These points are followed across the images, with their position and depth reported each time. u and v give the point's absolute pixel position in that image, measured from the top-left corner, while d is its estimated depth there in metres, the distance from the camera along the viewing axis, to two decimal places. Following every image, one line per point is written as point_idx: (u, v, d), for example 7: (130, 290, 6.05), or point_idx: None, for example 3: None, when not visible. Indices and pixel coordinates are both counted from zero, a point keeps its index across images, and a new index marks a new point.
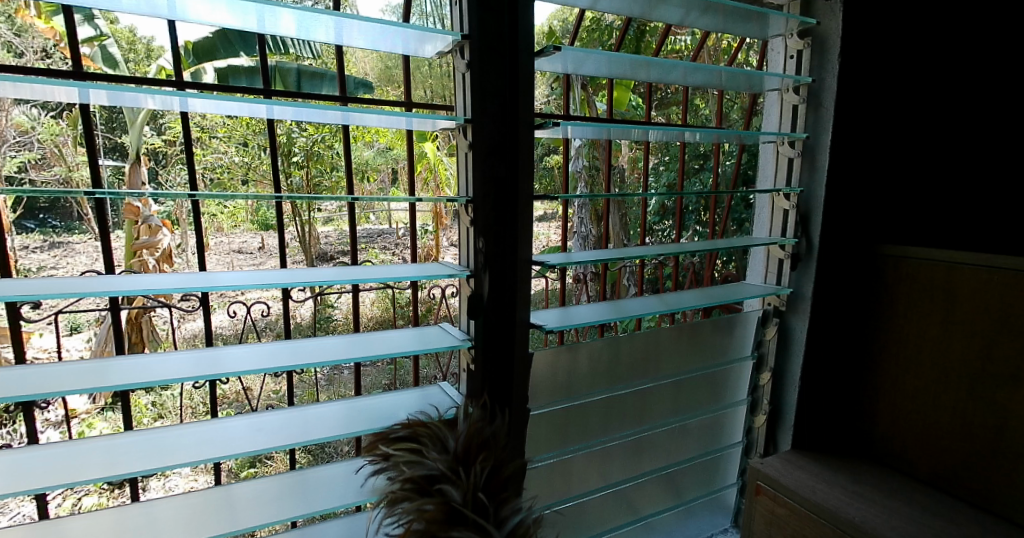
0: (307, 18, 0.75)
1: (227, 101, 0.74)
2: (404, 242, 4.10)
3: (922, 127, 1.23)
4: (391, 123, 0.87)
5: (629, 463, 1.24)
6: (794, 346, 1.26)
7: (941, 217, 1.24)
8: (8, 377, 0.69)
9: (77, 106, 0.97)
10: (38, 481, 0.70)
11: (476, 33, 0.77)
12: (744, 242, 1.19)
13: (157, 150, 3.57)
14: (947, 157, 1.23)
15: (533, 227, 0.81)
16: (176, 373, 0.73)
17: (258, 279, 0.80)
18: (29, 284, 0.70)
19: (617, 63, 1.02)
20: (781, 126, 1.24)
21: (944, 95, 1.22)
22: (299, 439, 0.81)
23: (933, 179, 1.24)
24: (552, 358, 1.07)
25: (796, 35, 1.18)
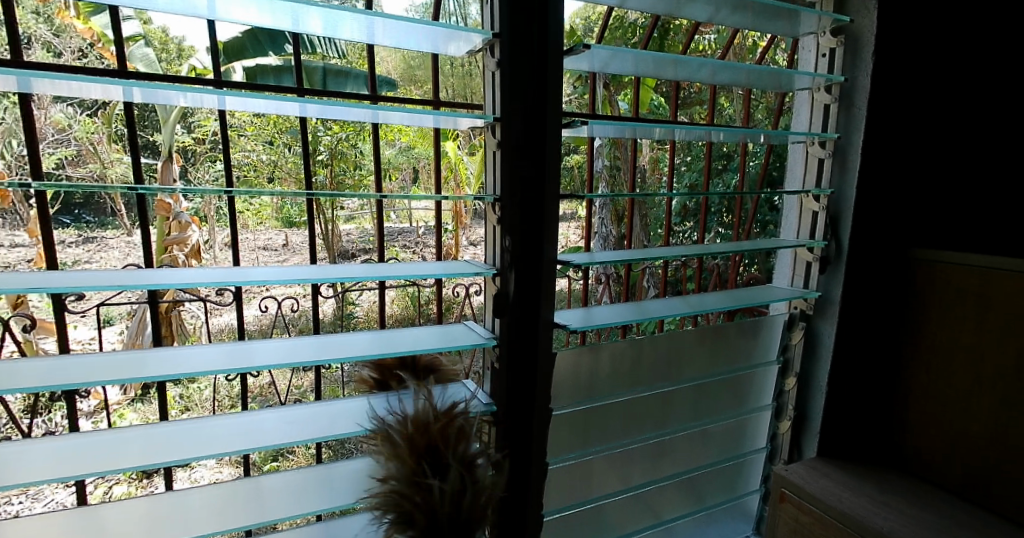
0: (337, 17, 0.76)
1: (260, 99, 0.75)
2: (424, 241, 4.13)
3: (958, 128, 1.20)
4: (418, 121, 0.88)
5: (650, 466, 1.23)
6: (822, 351, 1.23)
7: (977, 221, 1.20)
8: (50, 366, 0.71)
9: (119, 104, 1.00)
10: (79, 467, 0.72)
11: (507, 31, 0.77)
12: (771, 244, 1.17)
13: (187, 148, 3.65)
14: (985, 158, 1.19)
15: (558, 226, 0.81)
16: (207, 366, 0.75)
17: (287, 275, 0.81)
18: (72, 276, 0.73)
19: (643, 62, 1.02)
20: (811, 127, 1.22)
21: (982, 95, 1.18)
22: (325, 433, 0.82)
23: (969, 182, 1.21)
24: (574, 358, 1.07)
25: (829, 33, 1.16)
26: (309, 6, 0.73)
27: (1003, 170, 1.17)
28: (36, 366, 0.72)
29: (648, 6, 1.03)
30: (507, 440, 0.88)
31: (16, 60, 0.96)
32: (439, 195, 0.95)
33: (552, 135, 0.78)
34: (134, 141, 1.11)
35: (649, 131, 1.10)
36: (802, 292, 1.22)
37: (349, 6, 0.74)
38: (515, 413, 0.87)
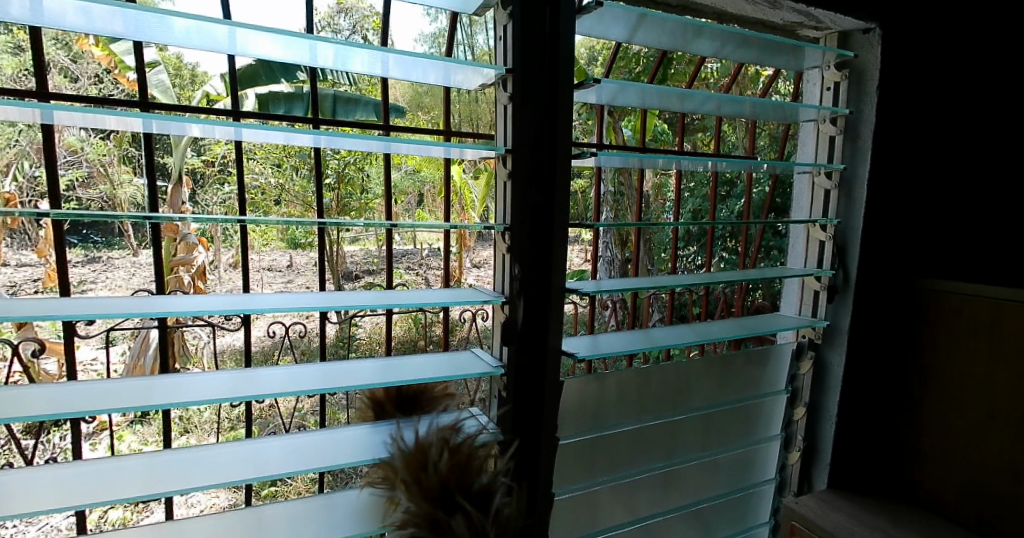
0: (352, 52, 0.78)
1: (275, 130, 0.76)
2: (428, 263, 4.15)
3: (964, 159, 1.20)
4: (428, 152, 0.89)
5: (655, 498, 1.21)
6: (831, 381, 1.21)
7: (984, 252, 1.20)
8: (59, 394, 0.71)
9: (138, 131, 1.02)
10: (81, 497, 0.70)
11: (520, 65, 0.79)
12: (779, 273, 1.17)
13: (196, 170, 3.70)
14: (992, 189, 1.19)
15: (567, 256, 0.81)
16: (215, 395, 0.74)
17: (297, 303, 0.81)
18: (86, 303, 0.73)
19: (651, 95, 1.03)
20: (817, 157, 1.22)
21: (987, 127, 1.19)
22: (328, 463, 0.80)
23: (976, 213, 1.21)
24: (581, 386, 1.06)
25: (833, 66, 1.17)
26: (324, 42, 0.74)
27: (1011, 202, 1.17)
28: (45, 392, 0.71)
29: (655, 40, 1.05)
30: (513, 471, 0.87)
31: (35, 87, 0.98)
32: (449, 223, 0.95)
33: (562, 165, 0.79)
34: (152, 168, 1.12)
35: (656, 161, 1.11)
36: (810, 322, 1.21)
37: (364, 43, 0.75)
38: (522, 443, 0.86)
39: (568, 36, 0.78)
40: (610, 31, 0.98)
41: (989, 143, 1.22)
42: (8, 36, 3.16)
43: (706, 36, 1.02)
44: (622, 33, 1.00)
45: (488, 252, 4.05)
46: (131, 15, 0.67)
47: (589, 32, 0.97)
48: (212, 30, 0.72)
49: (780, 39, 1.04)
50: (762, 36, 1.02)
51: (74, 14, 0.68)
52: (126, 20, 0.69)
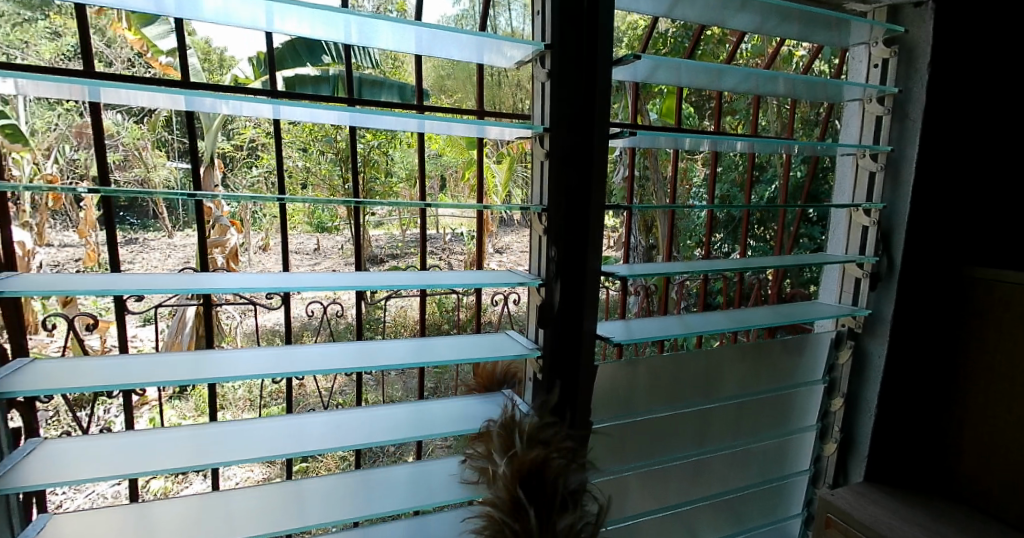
0: (389, 28, 0.77)
1: (315, 108, 0.77)
2: (451, 248, 4.16)
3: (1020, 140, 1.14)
4: (464, 130, 0.88)
5: (686, 486, 1.20)
6: (871, 372, 1.18)
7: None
8: (111, 365, 0.73)
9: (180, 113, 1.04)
10: (128, 465, 0.72)
11: (558, 41, 0.77)
12: (819, 259, 1.13)
13: (226, 154, 3.76)
14: None
15: (604, 237, 0.79)
16: (257, 370, 0.76)
17: (336, 282, 0.82)
18: (135, 279, 0.75)
19: (690, 72, 1.00)
20: (862, 139, 1.18)
21: None
22: (365, 440, 0.81)
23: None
24: (613, 371, 1.05)
25: (881, 43, 1.12)
26: (363, 18, 0.74)
27: None
28: (95, 365, 0.73)
29: (693, 16, 1.01)
30: None
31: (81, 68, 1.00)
32: (483, 204, 0.95)
33: (599, 144, 0.77)
34: (195, 149, 1.14)
35: (690, 141, 1.08)
36: (850, 310, 1.17)
37: (403, 18, 0.75)
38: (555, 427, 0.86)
39: (607, 10, 0.75)
40: (647, 7, 0.95)
41: None
42: (46, 22, 3.24)
43: (748, 10, 0.98)
44: (662, 8, 0.96)
45: (511, 236, 4.04)
46: None
47: (629, 7, 0.94)
48: (250, 5, 0.72)
49: (827, 12, 0.99)
50: (807, 8, 0.98)
51: None
52: None
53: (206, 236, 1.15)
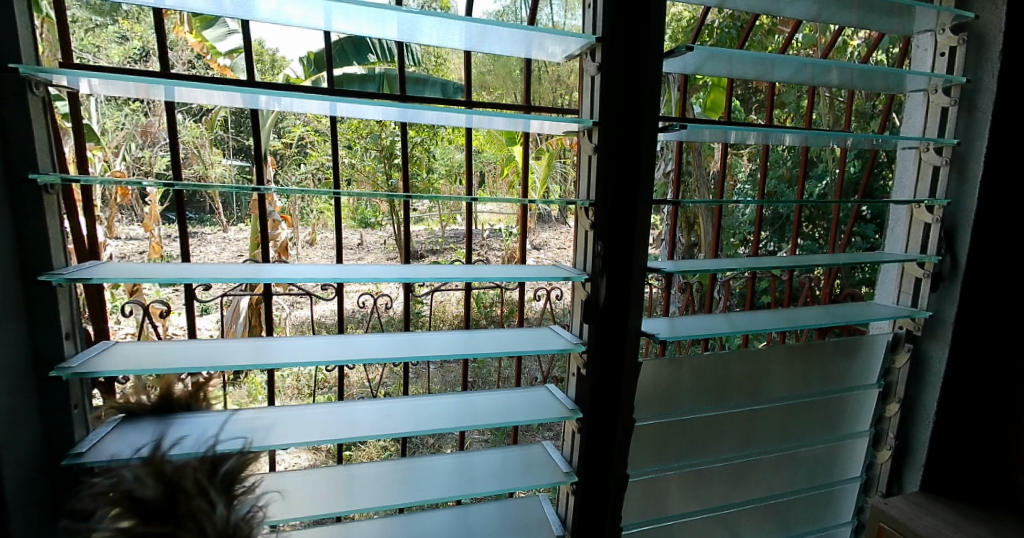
0: (441, 24, 0.79)
1: (369, 105, 0.79)
2: (490, 244, 4.19)
3: None
4: (511, 125, 0.89)
5: (730, 488, 1.17)
6: (930, 377, 1.12)
7: None
8: (181, 349, 0.78)
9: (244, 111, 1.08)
10: (193, 444, 0.76)
11: (609, 35, 0.77)
12: (875, 258, 1.09)
13: (276, 151, 3.91)
14: None
15: (651, 232, 0.79)
16: (313, 357, 0.79)
17: (388, 273, 0.85)
18: (203, 268, 0.79)
19: (743, 63, 0.97)
20: (925, 132, 1.12)
21: None
22: (413, 428, 0.83)
23: None
24: (657, 369, 1.04)
25: (948, 30, 1.06)
26: (417, 15, 0.75)
27: None
28: (165, 349, 0.78)
29: (746, 6, 0.99)
30: (589, 452, 0.87)
31: None
32: (527, 199, 0.96)
33: (648, 138, 0.76)
34: (258, 147, 1.19)
35: (740, 134, 1.05)
36: (908, 311, 1.12)
37: (455, 15, 0.76)
38: (598, 423, 0.86)
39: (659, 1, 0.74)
40: None
41: None
42: (115, 27, 3.44)
43: None
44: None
45: (548, 233, 4.05)
46: None
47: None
48: (311, 6, 0.74)
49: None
50: None
51: None
52: None
53: (266, 230, 1.20)
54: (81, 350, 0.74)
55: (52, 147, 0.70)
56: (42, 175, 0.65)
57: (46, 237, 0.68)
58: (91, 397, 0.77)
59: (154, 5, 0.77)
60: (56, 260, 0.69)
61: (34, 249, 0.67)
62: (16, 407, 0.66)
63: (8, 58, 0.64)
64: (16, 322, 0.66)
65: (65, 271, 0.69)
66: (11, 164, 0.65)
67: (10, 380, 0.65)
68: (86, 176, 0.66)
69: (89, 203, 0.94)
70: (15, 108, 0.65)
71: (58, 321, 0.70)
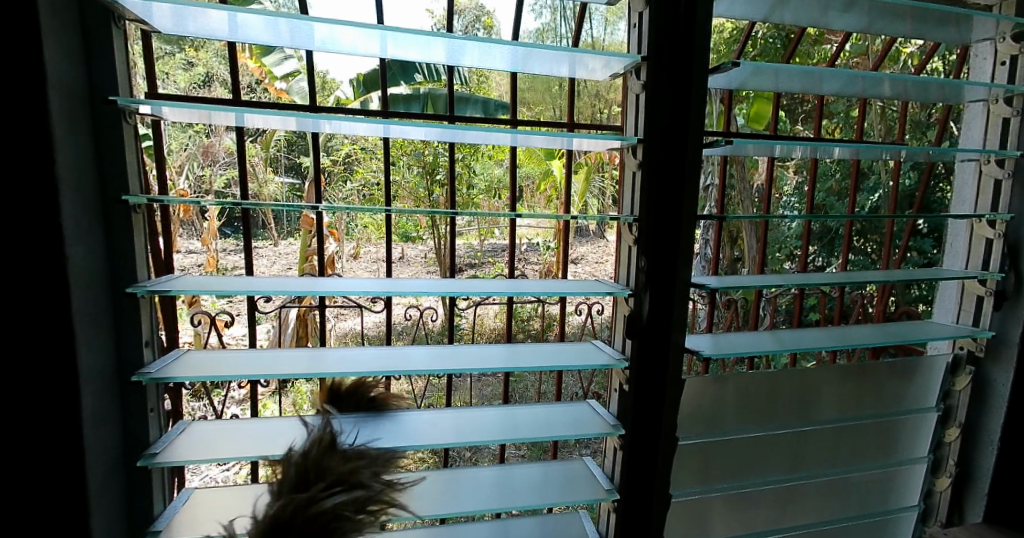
0: (489, 48, 0.81)
1: (421, 127, 0.82)
2: (527, 258, 4.23)
3: None
4: (554, 143, 0.91)
5: (776, 513, 1.14)
6: (994, 401, 1.07)
7: None
8: (241, 358, 0.82)
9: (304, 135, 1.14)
10: (247, 449, 0.80)
11: (654, 54, 0.78)
12: (934, 274, 1.04)
13: (325, 169, 4.08)
14: None
15: (695, 248, 0.78)
16: (362, 368, 0.82)
17: (435, 287, 0.87)
18: (262, 282, 0.83)
19: (790, 77, 0.96)
20: (985, 144, 1.08)
21: None
22: (454, 440, 0.84)
23: None
24: (699, 387, 1.03)
25: (1009, 39, 1.03)
26: (464, 41, 0.78)
27: None
28: (225, 357, 0.82)
29: (795, 19, 0.98)
30: (630, 470, 0.87)
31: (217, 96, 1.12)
32: (567, 214, 0.96)
33: (692, 155, 0.77)
34: (314, 165, 1.25)
35: (789, 148, 1.03)
36: (969, 331, 1.07)
37: (502, 39, 0.79)
38: (640, 440, 0.85)
39: (704, 20, 0.75)
40: (745, 14, 0.94)
41: None
42: (182, 54, 3.69)
43: (854, 10, 0.94)
44: (760, 14, 0.94)
45: (586, 247, 4.06)
46: (305, 26, 0.76)
47: (725, 13, 0.92)
48: (368, 35, 0.79)
49: (948, 8, 0.92)
50: (922, 5, 0.91)
51: (258, 29, 0.77)
52: (298, 29, 0.77)
53: (318, 245, 1.25)
54: (157, 357, 0.80)
55: (140, 170, 0.76)
56: (133, 196, 0.71)
57: (133, 253, 0.74)
58: (162, 401, 0.82)
59: (229, 38, 0.83)
60: (139, 273, 0.75)
61: (122, 263, 0.73)
62: (103, 410, 0.71)
63: (106, 91, 0.70)
64: (106, 331, 0.72)
65: (147, 284, 0.75)
66: (105, 185, 0.71)
67: (98, 383, 0.71)
68: (169, 197, 0.72)
69: (165, 221, 1.01)
70: (112, 134, 0.71)
71: (139, 331, 0.75)
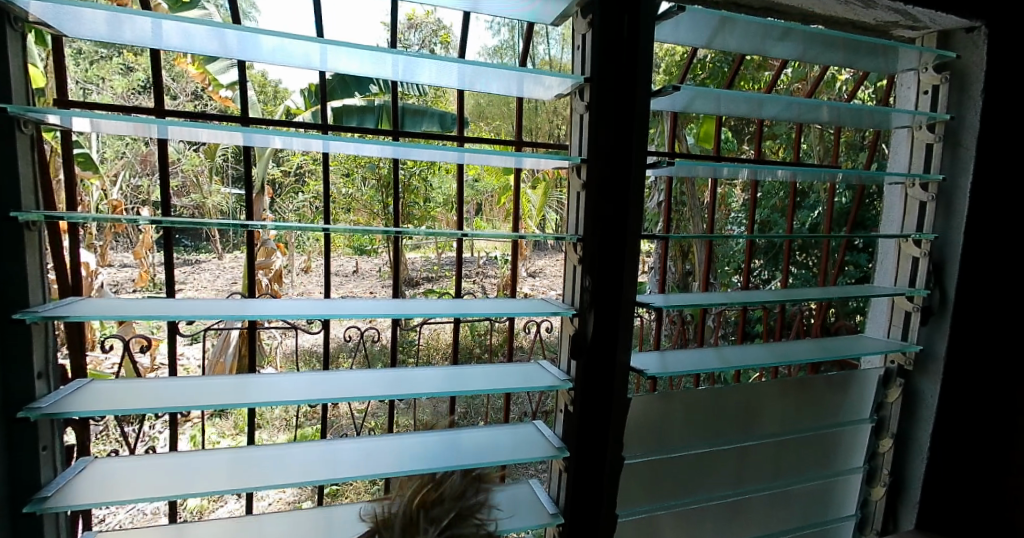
0: (431, 64, 0.79)
1: (362, 143, 0.79)
2: (485, 272, 4.24)
3: None
4: (499, 161, 0.89)
5: (722, 529, 1.15)
6: (924, 412, 1.12)
7: None
8: (159, 388, 0.76)
9: (240, 147, 1.10)
10: (166, 487, 0.74)
11: (596, 75, 0.78)
12: (866, 292, 1.08)
13: (275, 180, 3.97)
14: None
15: (639, 267, 0.79)
16: (297, 396, 0.77)
17: (375, 309, 0.83)
18: (185, 305, 0.78)
19: (730, 102, 0.99)
20: (911, 168, 1.14)
21: None
22: (397, 468, 0.80)
23: None
24: (646, 404, 1.03)
25: (931, 69, 1.09)
26: (405, 56, 0.76)
27: None
28: (139, 388, 0.76)
29: (734, 45, 1.01)
30: (576, 492, 0.85)
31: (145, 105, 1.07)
32: (517, 233, 0.94)
33: (636, 175, 0.77)
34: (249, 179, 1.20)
35: (730, 170, 1.06)
36: (900, 345, 1.12)
37: (444, 55, 0.77)
38: (585, 462, 0.84)
39: (646, 42, 0.75)
40: (687, 38, 0.95)
41: None
42: (119, 59, 3.54)
43: (789, 39, 0.97)
44: (701, 39, 0.97)
45: (544, 261, 4.11)
46: (238, 35, 0.72)
47: (668, 37, 0.94)
48: (307, 47, 0.76)
49: (876, 40, 0.97)
50: (852, 37, 0.95)
51: (188, 38, 0.73)
52: (232, 39, 0.74)
53: (253, 264, 1.20)
54: (54, 389, 0.73)
55: (36, 183, 0.70)
56: (23, 213, 0.65)
57: (25, 274, 0.68)
58: (61, 437, 0.75)
59: (153, 45, 0.78)
60: (33, 297, 0.69)
61: (12, 285, 0.67)
62: None
63: None
64: None
65: (42, 309, 0.68)
66: None
67: None
68: (71, 214, 0.66)
69: (77, 238, 0.95)
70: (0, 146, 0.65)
71: (30, 361, 0.69)
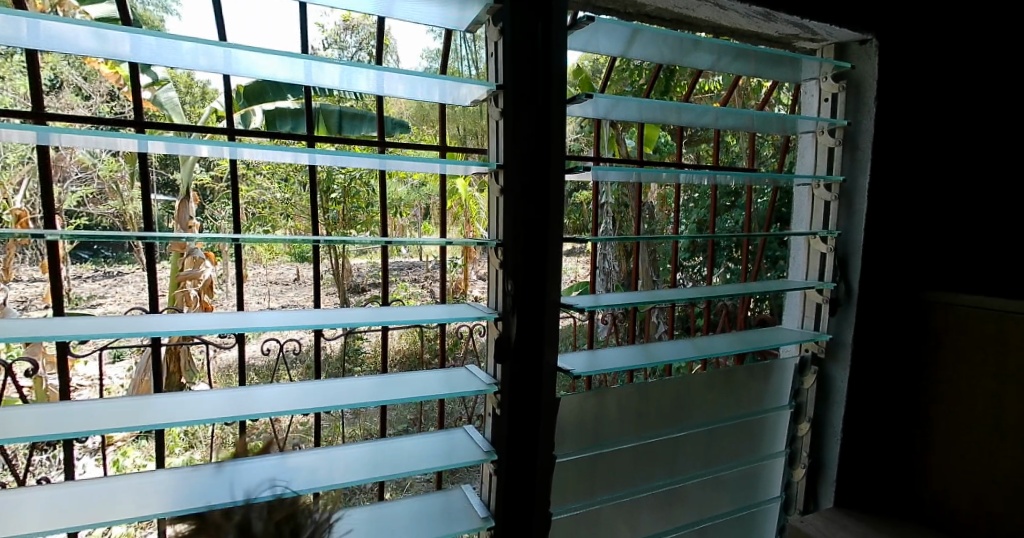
0: (348, 70, 0.78)
1: (277, 150, 0.76)
2: (433, 275, 4.25)
3: (942, 174, 1.24)
4: (423, 167, 0.88)
5: (656, 519, 1.19)
6: (836, 397, 1.20)
7: (962, 263, 1.27)
8: (53, 414, 0.71)
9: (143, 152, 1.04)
10: (67, 519, 0.69)
11: (511, 81, 0.79)
12: (780, 286, 1.14)
13: (205, 186, 3.80)
14: (963, 205, 1.26)
15: (561, 269, 0.80)
16: (211, 413, 0.74)
17: (292, 320, 0.80)
18: (79, 322, 0.72)
19: (648, 109, 1.03)
20: (816, 169, 1.22)
21: (961, 143, 1.24)
22: (323, 482, 0.79)
23: (948, 225, 1.26)
24: (579, 403, 1.05)
25: (830, 78, 1.17)
26: (321, 61, 0.74)
27: (994, 215, 1.25)
28: (27, 416, 0.70)
29: (652, 54, 1.05)
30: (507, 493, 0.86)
31: (34, 108, 0.99)
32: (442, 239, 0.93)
33: (554, 182, 0.79)
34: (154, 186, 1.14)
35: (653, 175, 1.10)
36: (812, 335, 1.19)
37: (363, 61, 0.76)
38: (514, 466, 0.84)
39: (559, 50, 0.78)
40: (605, 47, 0.98)
41: (960, 162, 1.25)
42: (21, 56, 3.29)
43: (702, 49, 1.02)
44: (617, 48, 1.00)
45: None
46: (134, 38, 0.68)
47: (587, 45, 0.96)
48: (211, 50, 0.72)
49: (779, 51, 1.03)
50: (759, 48, 1.01)
51: (79, 40, 0.68)
52: (128, 42, 0.70)
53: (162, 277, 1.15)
54: None
55: None
56: None
57: None
58: None
59: (31, 46, 0.71)
60: None
61: None
62: None
63: None
64: None
65: None
66: None
67: None
68: None
69: None
70: None
71: None
